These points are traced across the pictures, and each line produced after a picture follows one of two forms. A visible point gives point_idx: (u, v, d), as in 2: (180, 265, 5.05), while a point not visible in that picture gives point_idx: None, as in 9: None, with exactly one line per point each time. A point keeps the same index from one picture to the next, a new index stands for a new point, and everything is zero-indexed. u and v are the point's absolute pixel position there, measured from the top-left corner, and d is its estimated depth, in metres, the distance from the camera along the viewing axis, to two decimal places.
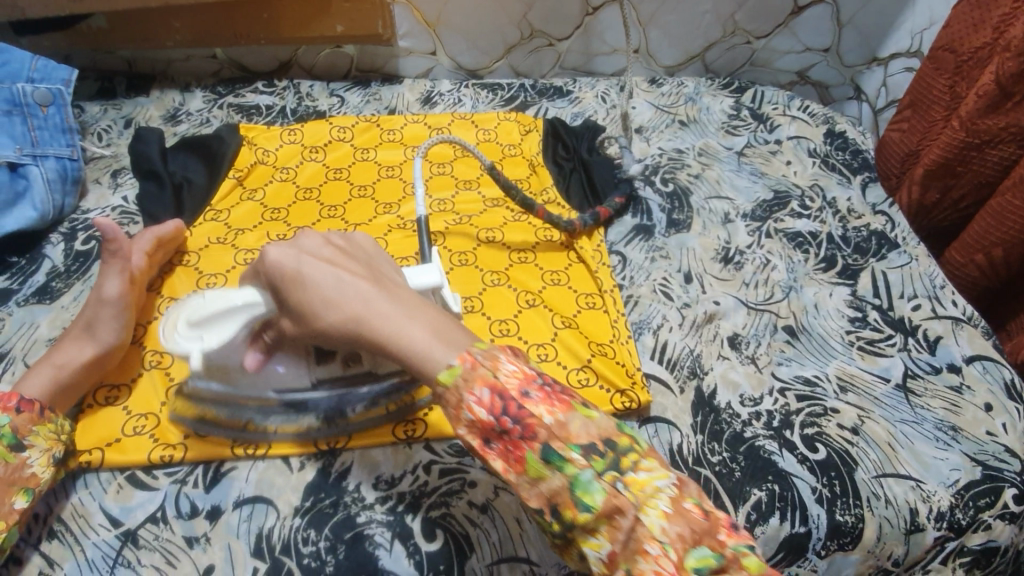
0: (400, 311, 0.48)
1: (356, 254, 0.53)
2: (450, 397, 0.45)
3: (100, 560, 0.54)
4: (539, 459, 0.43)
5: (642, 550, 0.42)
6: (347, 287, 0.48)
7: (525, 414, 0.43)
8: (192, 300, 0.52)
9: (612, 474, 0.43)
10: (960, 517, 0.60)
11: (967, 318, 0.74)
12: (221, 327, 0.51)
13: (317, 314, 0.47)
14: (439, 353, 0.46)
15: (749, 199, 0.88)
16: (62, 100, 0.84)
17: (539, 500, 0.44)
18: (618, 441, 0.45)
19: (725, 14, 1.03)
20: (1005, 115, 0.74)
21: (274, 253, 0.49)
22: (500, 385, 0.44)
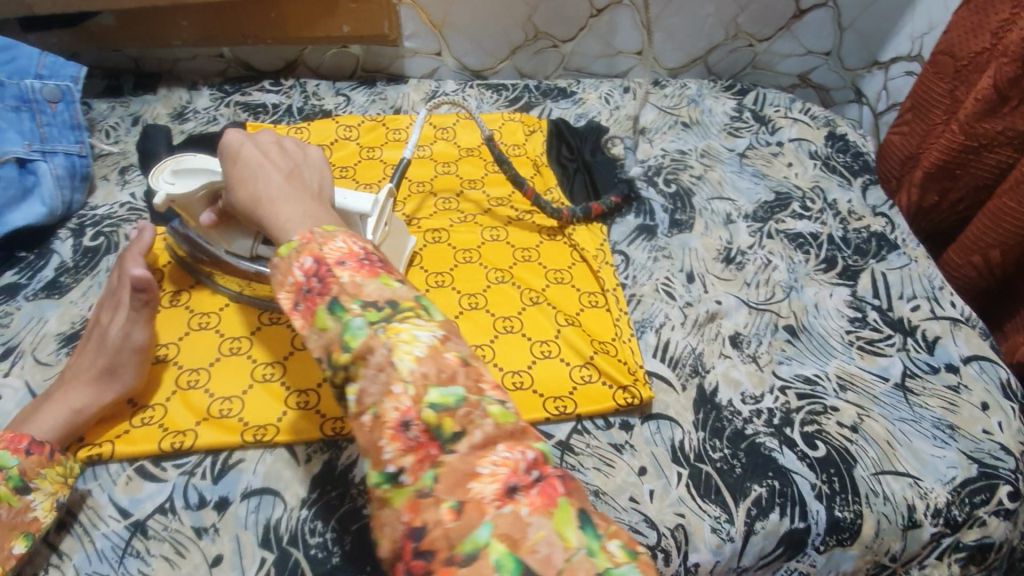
0: (278, 194, 0.51)
1: (294, 155, 0.57)
2: (280, 266, 0.44)
3: (110, 550, 0.54)
4: (325, 310, 0.41)
5: (387, 391, 0.38)
6: (256, 172, 0.53)
7: (327, 275, 0.42)
8: (183, 156, 0.64)
9: (377, 322, 0.40)
10: (956, 513, 0.61)
11: (965, 319, 0.75)
12: (193, 179, 0.62)
13: (233, 189, 0.54)
14: (290, 227, 0.48)
15: (751, 199, 0.89)
16: (71, 97, 0.85)
17: (319, 349, 0.41)
18: (401, 301, 0.42)
19: (728, 17, 1.04)
20: (1003, 119, 0.75)
21: (230, 135, 0.58)
22: (321, 254, 0.43)
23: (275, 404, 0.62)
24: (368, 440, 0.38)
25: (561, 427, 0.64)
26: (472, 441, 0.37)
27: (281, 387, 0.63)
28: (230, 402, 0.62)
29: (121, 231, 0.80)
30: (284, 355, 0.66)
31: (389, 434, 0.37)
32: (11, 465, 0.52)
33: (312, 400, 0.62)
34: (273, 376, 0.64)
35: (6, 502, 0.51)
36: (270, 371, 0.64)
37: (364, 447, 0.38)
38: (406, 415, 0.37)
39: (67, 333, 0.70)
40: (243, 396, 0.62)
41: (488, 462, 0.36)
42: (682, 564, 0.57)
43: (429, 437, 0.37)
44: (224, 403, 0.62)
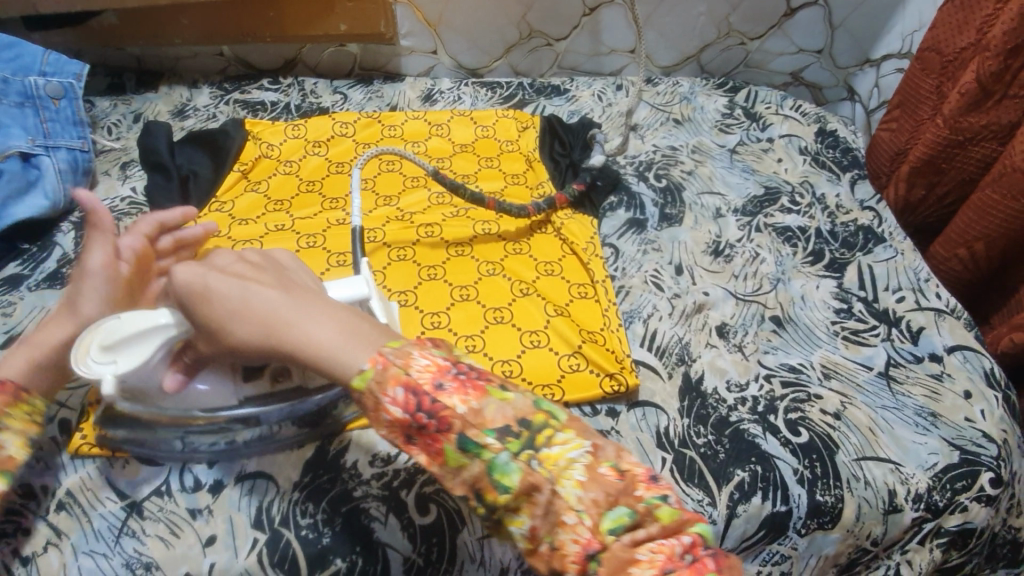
0: (304, 312, 0.43)
1: (267, 265, 0.49)
2: (367, 401, 0.40)
3: (106, 531, 0.56)
4: (455, 450, 0.39)
5: (560, 521, 0.38)
6: (251, 294, 0.44)
7: (437, 406, 0.39)
8: (104, 325, 0.49)
9: (527, 453, 0.39)
10: (937, 499, 0.62)
11: (949, 310, 0.76)
12: (135, 347, 0.49)
13: (225, 327, 0.44)
14: (349, 355, 0.41)
15: (740, 194, 0.90)
16: (73, 94, 0.87)
17: (463, 489, 0.40)
18: (531, 418, 0.40)
19: (720, 16, 1.05)
20: (986, 113, 0.77)
21: (180, 271, 0.47)
22: (413, 381, 0.39)
23: None
24: (551, 566, 0.39)
25: None
26: (636, 539, 0.38)
27: None
28: None
29: (122, 224, 0.82)
30: None
31: (570, 562, 0.38)
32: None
33: None
34: None
35: None
36: None
37: (547, 570, 0.40)
38: (587, 545, 0.38)
39: None
40: None
41: (648, 551, 0.38)
42: None
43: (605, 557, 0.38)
44: None
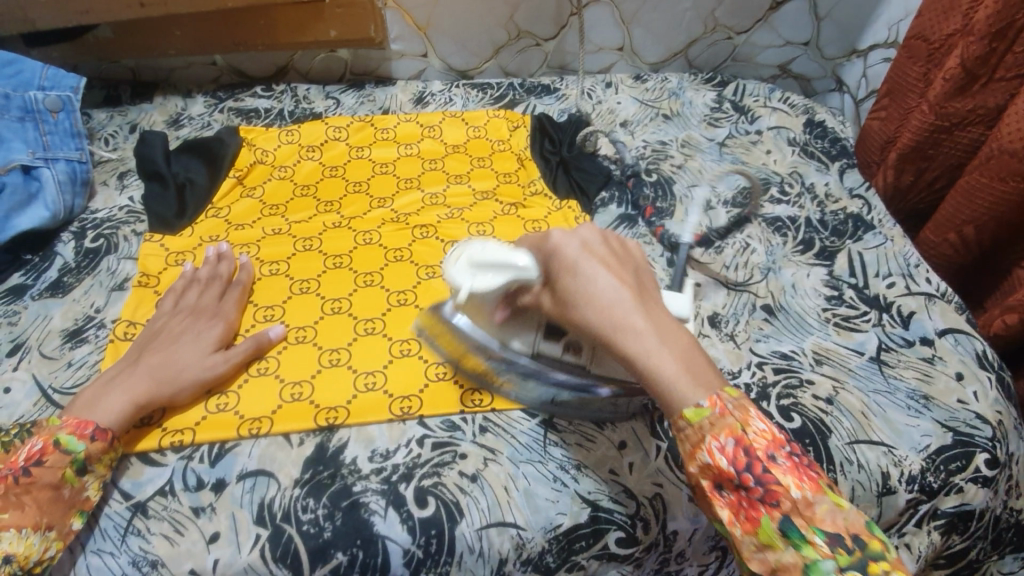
0: (656, 344, 0.49)
1: (626, 259, 0.54)
2: (692, 434, 0.47)
3: (112, 530, 0.57)
4: (774, 528, 0.44)
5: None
6: (619, 295, 0.50)
7: (769, 480, 0.45)
8: (473, 244, 0.57)
9: (854, 572, 0.42)
10: (931, 480, 0.63)
11: (940, 295, 0.77)
12: (492, 275, 0.55)
13: (581, 310, 0.50)
14: (689, 391, 0.48)
15: (731, 186, 0.91)
16: (71, 106, 0.88)
17: (762, 565, 0.45)
18: (867, 542, 0.43)
19: (706, 11, 1.06)
20: (972, 97, 0.78)
21: (561, 240, 0.53)
22: (747, 440, 0.46)
23: (270, 397, 0.65)
24: None
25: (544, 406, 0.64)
26: None
27: (277, 380, 0.66)
28: (226, 397, 0.65)
29: (121, 232, 0.83)
30: (278, 350, 0.69)
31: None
32: (78, 449, 0.56)
33: (306, 393, 0.65)
34: (268, 371, 0.67)
35: (69, 483, 0.55)
36: (264, 365, 0.67)
37: None
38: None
39: (70, 329, 0.73)
40: (239, 391, 0.65)
41: None
42: (660, 532, 0.59)
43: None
44: (220, 398, 0.65)
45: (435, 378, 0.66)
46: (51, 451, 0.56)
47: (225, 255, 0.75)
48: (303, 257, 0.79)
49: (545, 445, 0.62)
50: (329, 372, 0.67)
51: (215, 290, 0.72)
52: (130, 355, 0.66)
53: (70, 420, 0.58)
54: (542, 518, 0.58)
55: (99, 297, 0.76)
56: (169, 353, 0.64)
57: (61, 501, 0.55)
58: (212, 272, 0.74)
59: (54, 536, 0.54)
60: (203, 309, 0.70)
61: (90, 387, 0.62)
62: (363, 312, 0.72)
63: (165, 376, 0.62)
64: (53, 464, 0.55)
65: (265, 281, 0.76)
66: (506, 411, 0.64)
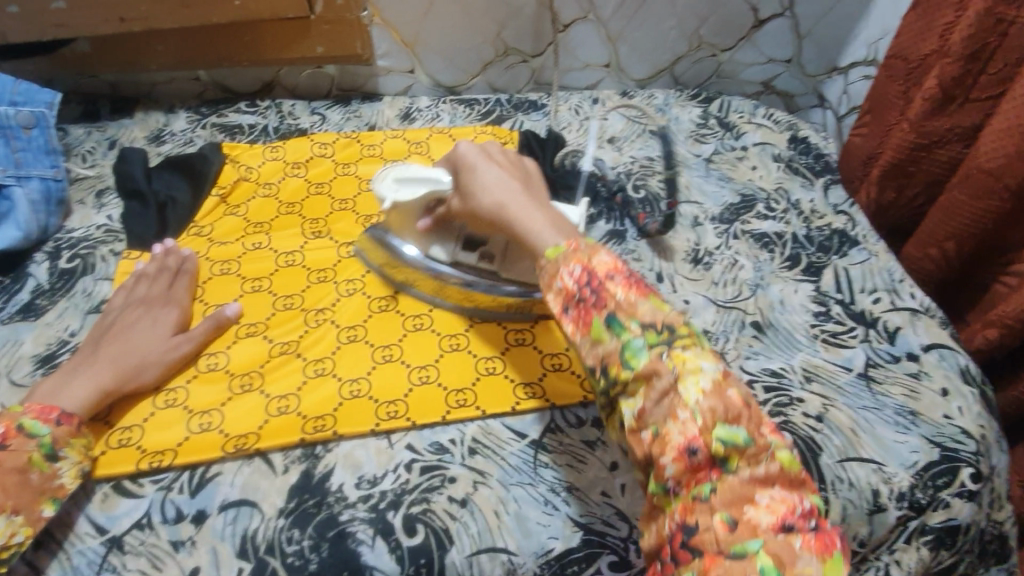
0: (526, 207, 0.59)
1: (519, 167, 0.65)
2: (549, 267, 0.53)
3: (86, 566, 0.55)
4: (603, 324, 0.49)
5: (673, 416, 0.46)
6: (499, 182, 0.61)
7: (601, 287, 0.50)
8: (401, 165, 0.68)
9: (660, 348, 0.48)
10: (920, 497, 0.63)
11: (924, 310, 0.78)
12: (413, 189, 0.67)
13: (475, 195, 0.62)
14: (550, 236, 0.55)
15: (717, 202, 0.92)
16: (46, 123, 0.86)
17: (595, 359, 0.50)
18: (676, 328, 0.49)
19: (691, 30, 1.08)
20: (949, 117, 0.79)
21: (464, 147, 0.66)
22: (592, 266, 0.51)
23: (255, 414, 0.63)
24: (651, 454, 0.46)
25: (533, 426, 0.64)
26: (755, 475, 0.45)
27: (262, 395, 0.65)
28: (209, 416, 0.63)
29: (98, 253, 0.81)
30: (261, 364, 0.68)
31: (672, 453, 0.45)
32: (43, 433, 0.56)
33: (293, 406, 0.64)
34: (252, 387, 0.66)
35: (37, 469, 0.55)
36: (247, 381, 0.66)
37: (642, 455, 0.47)
38: (692, 441, 0.45)
39: (43, 355, 0.70)
40: (222, 409, 0.64)
41: (767, 495, 0.44)
42: None
43: (712, 462, 0.45)
44: (202, 418, 0.63)
45: (420, 382, 0.66)
46: (14, 434, 0.55)
47: (171, 249, 0.76)
48: (287, 272, 0.78)
49: (535, 466, 0.61)
50: (317, 383, 0.66)
51: (164, 280, 0.73)
52: (85, 346, 0.66)
53: (31, 407, 0.58)
54: (533, 542, 0.57)
55: (73, 320, 0.74)
56: (130, 340, 0.65)
57: (28, 487, 0.54)
58: (159, 266, 0.74)
59: (21, 521, 0.53)
60: (154, 298, 0.71)
61: (48, 378, 0.62)
62: (346, 320, 0.72)
63: (129, 362, 0.63)
64: (17, 448, 0.54)
65: (218, 280, 0.77)
66: (496, 430, 0.63)
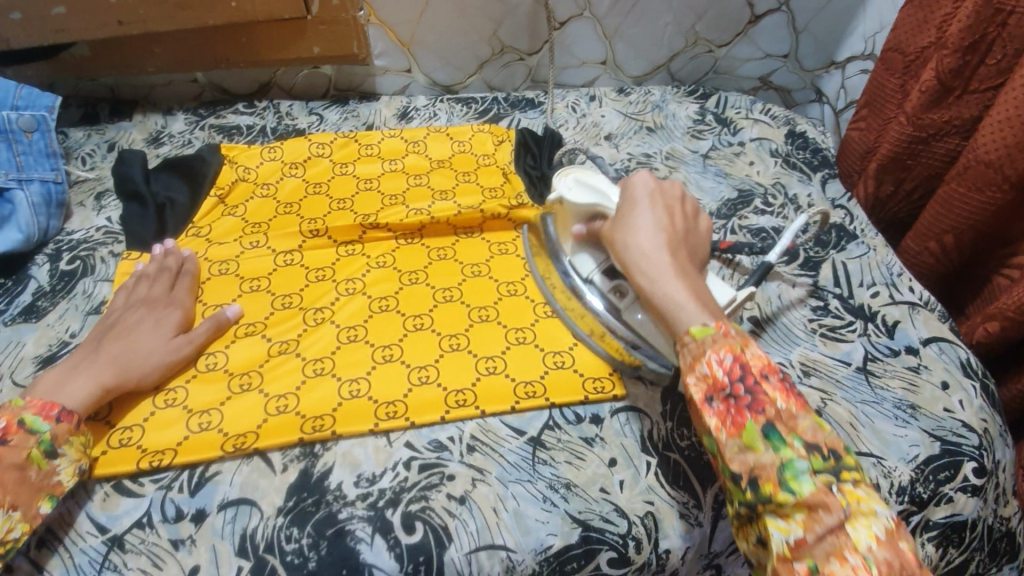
0: (671, 272, 0.56)
1: (687, 221, 0.63)
2: (694, 347, 0.52)
3: (88, 565, 0.55)
4: (757, 431, 0.48)
5: (839, 555, 0.44)
6: (653, 231, 0.59)
7: (757, 388, 0.49)
8: (589, 171, 0.70)
9: (828, 476, 0.46)
10: (921, 491, 0.63)
11: (923, 303, 0.78)
12: (582, 194, 0.67)
13: (627, 232, 0.60)
14: (693, 313, 0.54)
15: (715, 198, 0.92)
16: (46, 126, 0.86)
17: (742, 467, 0.48)
18: (843, 456, 0.48)
19: (686, 26, 1.07)
20: (947, 109, 0.79)
21: (640, 179, 0.64)
22: (744, 358, 0.51)
23: (255, 413, 0.63)
24: None
25: (532, 423, 0.64)
26: None
27: (260, 394, 0.65)
28: (208, 415, 0.63)
29: (98, 254, 0.82)
30: (260, 364, 0.68)
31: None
32: (43, 430, 0.56)
33: (292, 404, 0.64)
34: (250, 386, 0.66)
35: (36, 465, 0.55)
36: (247, 380, 0.66)
37: None
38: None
39: (45, 355, 0.71)
40: (222, 408, 0.64)
41: None
42: (653, 551, 0.58)
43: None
44: (202, 417, 0.63)
45: (419, 382, 0.66)
46: (15, 430, 0.55)
47: (170, 250, 0.76)
48: (285, 271, 0.78)
49: (534, 463, 0.61)
50: (316, 382, 0.66)
51: (165, 281, 0.73)
52: (86, 344, 0.66)
53: (33, 402, 0.58)
54: (532, 539, 0.57)
55: (74, 321, 0.74)
56: (132, 340, 0.65)
57: (27, 483, 0.54)
58: (160, 266, 0.74)
59: (19, 517, 0.53)
60: (156, 299, 0.71)
61: (48, 372, 0.62)
62: (345, 319, 0.72)
63: (130, 362, 0.63)
64: (17, 444, 0.54)
65: (215, 280, 0.77)
66: (494, 428, 0.63)
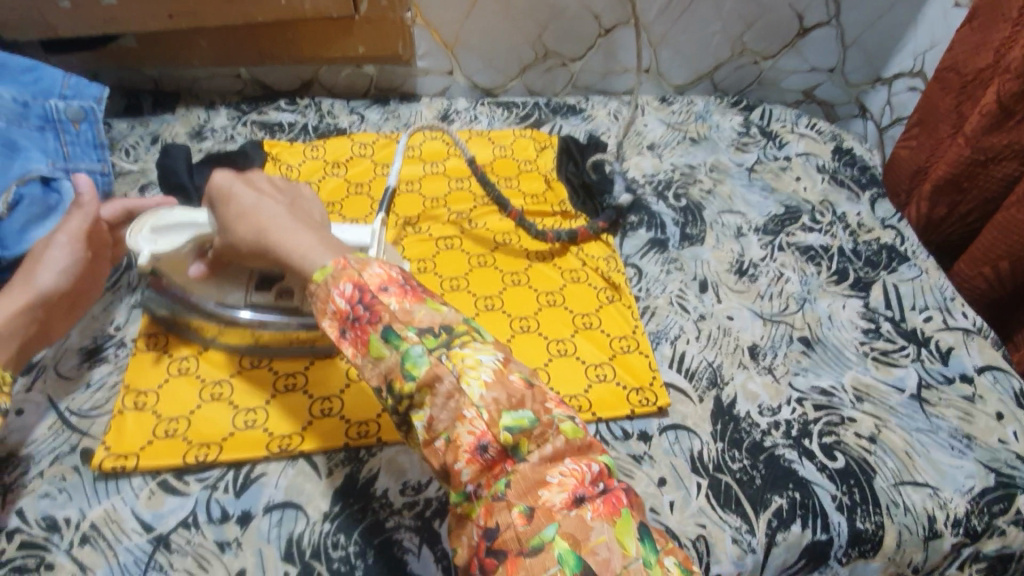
0: (291, 228, 0.52)
1: (291, 191, 0.59)
2: (319, 292, 0.45)
3: (132, 565, 0.54)
4: (380, 339, 0.43)
5: (459, 417, 0.41)
6: (259, 207, 0.54)
7: (375, 302, 0.43)
8: (159, 212, 0.63)
9: (439, 350, 0.42)
10: (976, 523, 0.61)
11: (977, 330, 0.75)
12: (175, 235, 0.61)
13: (233, 224, 0.55)
14: (317, 256, 0.48)
15: (762, 213, 0.90)
16: (94, 117, 0.85)
17: (379, 379, 0.43)
18: (454, 326, 0.44)
19: (734, 36, 1.06)
20: (1008, 132, 0.77)
21: (219, 177, 0.58)
22: (363, 281, 0.44)
23: (300, 414, 0.63)
24: (446, 463, 0.41)
25: None
26: (543, 456, 0.41)
27: (306, 396, 0.64)
28: (253, 414, 0.63)
29: None
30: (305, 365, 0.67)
31: (463, 455, 0.40)
32: None
33: (337, 407, 0.63)
34: (296, 386, 0.65)
35: None
36: (291, 381, 0.66)
37: (440, 468, 0.42)
38: (480, 438, 0.40)
39: (89, 348, 0.70)
40: (267, 407, 0.64)
41: (557, 473, 0.40)
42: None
43: (504, 454, 0.41)
44: (247, 415, 0.63)
45: None
46: None
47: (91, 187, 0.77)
48: None
49: None
50: (360, 385, 0.65)
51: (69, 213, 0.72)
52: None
53: None
54: None
55: (118, 314, 0.73)
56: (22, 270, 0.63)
57: None
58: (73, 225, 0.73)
59: None
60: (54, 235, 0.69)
61: None
62: None
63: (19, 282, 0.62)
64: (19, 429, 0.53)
65: None
66: None
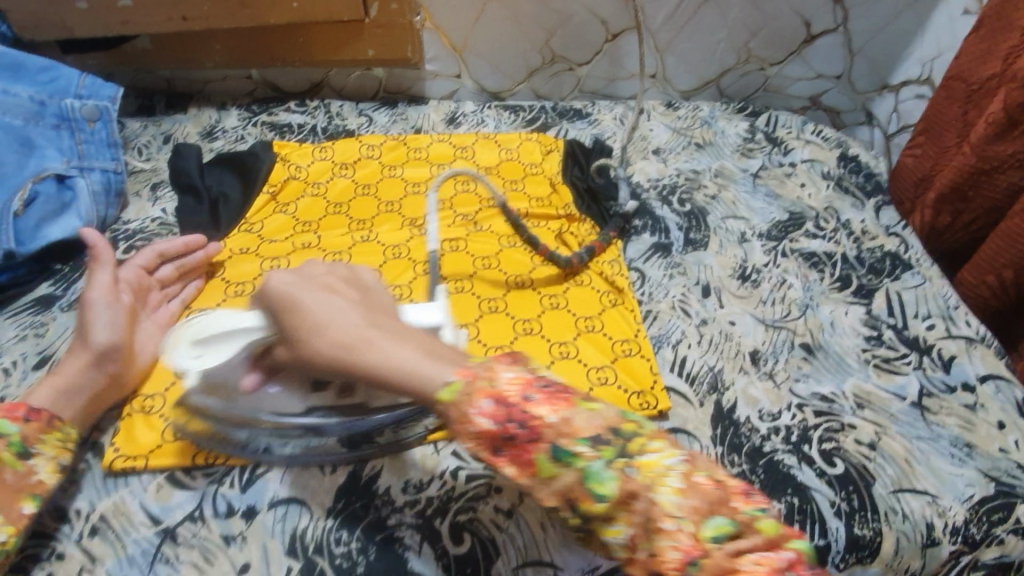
0: (391, 337, 0.50)
1: (356, 284, 0.57)
2: (452, 412, 0.44)
3: (140, 556, 0.56)
4: (548, 458, 0.42)
5: (657, 528, 0.40)
6: (342, 315, 0.51)
7: (526, 416, 0.43)
8: (199, 324, 0.59)
9: (620, 460, 0.42)
10: (974, 531, 0.61)
11: (980, 338, 0.75)
12: (219, 344, 0.57)
13: (310, 338, 0.50)
14: (434, 371, 0.46)
15: (765, 219, 0.90)
16: (108, 116, 0.89)
17: (555, 498, 0.42)
18: (622, 428, 0.44)
19: (740, 43, 1.06)
20: (1012, 141, 0.77)
21: (276, 281, 0.54)
22: (500, 393, 0.44)
23: None
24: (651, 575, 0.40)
25: None
26: (736, 548, 0.40)
27: None
28: None
29: None
30: None
31: (669, 568, 0.39)
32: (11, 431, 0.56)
33: None
34: None
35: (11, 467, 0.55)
36: None
37: None
38: (688, 551, 0.39)
39: None
40: None
41: (748, 561, 0.39)
42: None
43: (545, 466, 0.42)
44: None
45: None
46: None
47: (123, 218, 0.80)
48: None
49: None
50: None
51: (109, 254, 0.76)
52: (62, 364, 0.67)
53: None
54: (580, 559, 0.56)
55: None
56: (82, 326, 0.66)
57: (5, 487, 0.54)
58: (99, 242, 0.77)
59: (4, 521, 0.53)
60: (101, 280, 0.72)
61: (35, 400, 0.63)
62: None
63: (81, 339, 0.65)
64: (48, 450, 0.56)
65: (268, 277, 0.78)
66: None
